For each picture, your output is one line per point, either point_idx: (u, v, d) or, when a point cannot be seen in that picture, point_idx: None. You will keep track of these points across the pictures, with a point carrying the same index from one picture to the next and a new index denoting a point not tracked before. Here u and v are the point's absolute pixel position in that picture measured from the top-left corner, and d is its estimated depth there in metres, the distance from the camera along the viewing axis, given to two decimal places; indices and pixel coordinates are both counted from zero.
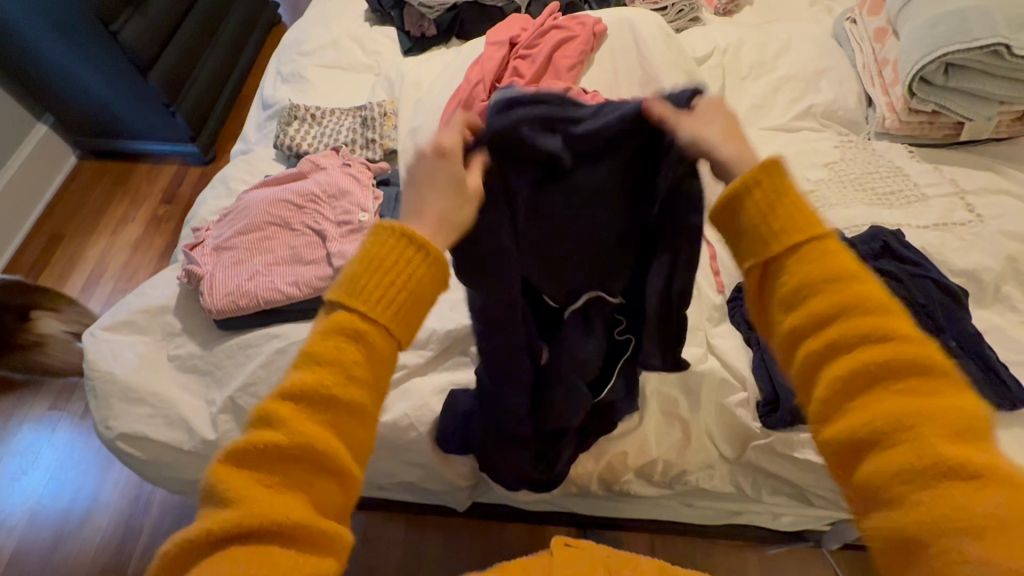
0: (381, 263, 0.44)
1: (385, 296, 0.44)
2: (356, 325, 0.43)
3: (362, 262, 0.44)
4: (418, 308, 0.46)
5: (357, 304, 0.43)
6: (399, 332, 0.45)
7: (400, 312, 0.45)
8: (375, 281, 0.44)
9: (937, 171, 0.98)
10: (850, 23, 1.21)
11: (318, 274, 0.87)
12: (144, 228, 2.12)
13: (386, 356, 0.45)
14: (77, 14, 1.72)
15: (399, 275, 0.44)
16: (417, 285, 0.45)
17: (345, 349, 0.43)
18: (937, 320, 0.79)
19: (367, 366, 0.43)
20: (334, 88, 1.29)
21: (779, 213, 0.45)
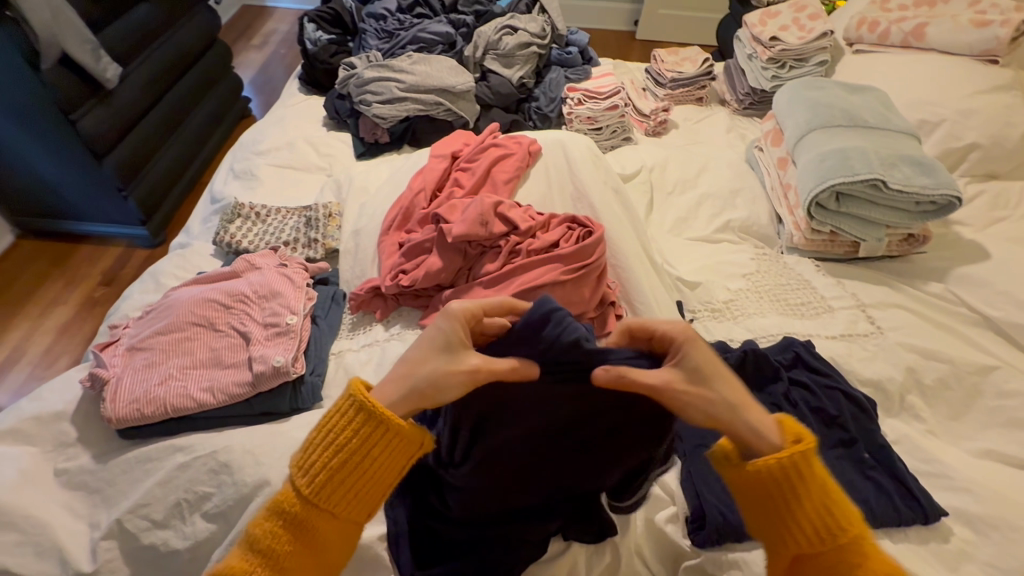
0: (351, 429, 0.56)
1: (359, 468, 0.56)
2: (319, 500, 0.56)
3: (341, 427, 0.57)
4: (374, 492, 0.58)
5: (309, 482, 0.56)
6: (357, 509, 0.58)
7: (362, 489, 0.57)
8: (328, 458, 0.56)
9: (840, 284, 1.08)
10: (759, 150, 1.37)
11: (234, 379, 0.83)
12: (73, 310, 2.01)
13: (352, 514, 0.58)
14: (38, 103, 1.77)
15: (368, 449, 0.56)
16: (376, 466, 0.57)
17: (287, 530, 0.55)
18: (849, 431, 0.82)
19: (326, 536, 0.56)
20: (284, 187, 1.33)
21: (817, 515, 0.54)
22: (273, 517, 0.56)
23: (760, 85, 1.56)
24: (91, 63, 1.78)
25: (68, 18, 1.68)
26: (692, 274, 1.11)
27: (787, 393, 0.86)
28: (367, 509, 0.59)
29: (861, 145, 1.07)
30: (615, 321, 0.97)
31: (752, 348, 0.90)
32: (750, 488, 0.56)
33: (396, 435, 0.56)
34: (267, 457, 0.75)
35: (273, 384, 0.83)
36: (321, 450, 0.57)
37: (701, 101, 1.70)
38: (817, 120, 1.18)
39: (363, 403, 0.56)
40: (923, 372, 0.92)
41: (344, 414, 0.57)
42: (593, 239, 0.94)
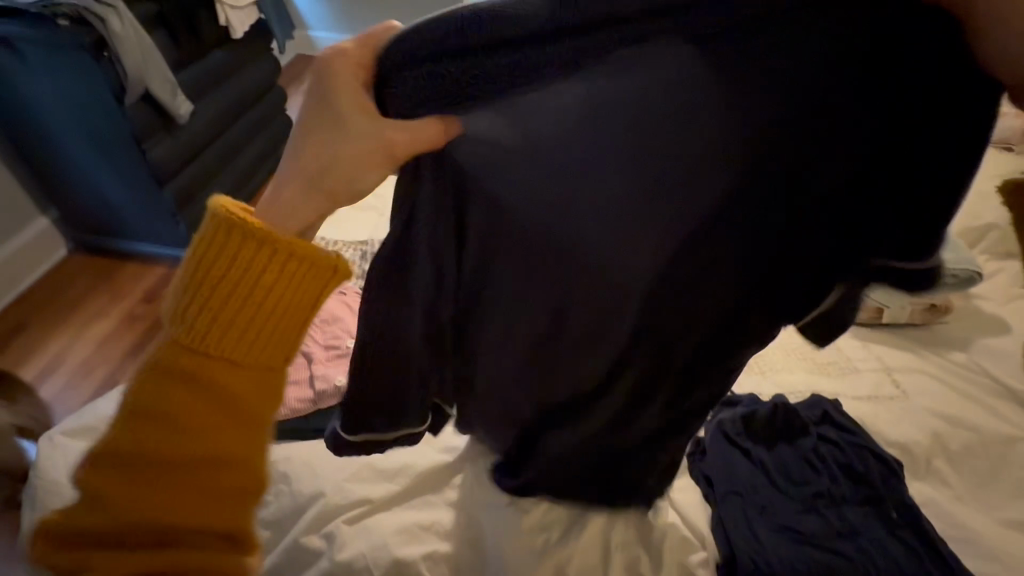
0: (225, 244, 0.45)
1: (255, 302, 0.45)
2: (208, 341, 0.45)
3: (215, 255, 0.45)
4: (284, 325, 0.47)
5: (192, 322, 0.44)
6: (267, 347, 0.46)
7: (264, 322, 0.46)
8: (214, 295, 0.44)
9: (866, 347, 1.12)
10: None
11: (297, 395, 0.90)
12: (115, 323, 2.11)
13: (251, 372, 0.46)
14: (116, 132, 1.94)
15: (253, 275, 0.45)
16: (285, 294, 0.46)
17: (185, 381, 0.44)
18: (876, 488, 0.85)
19: (234, 382, 0.46)
20: (340, 221, 1.44)
21: None
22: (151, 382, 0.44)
23: None
24: (168, 100, 1.95)
25: (156, 60, 1.87)
26: None
27: (816, 448, 0.90)
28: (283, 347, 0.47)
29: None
30: None
31: (783, 401, 0.93)
32: None
33: (289, 261, 0.46)
34: (323, 470, 0.81)
35: (333, 402, 0.90)
36: (198, 290, 0.45)
37: None
38: None
39: (231, 219, 0.44)
40: (949, 438, 0.95)
41: (220, 242, 0.45)
42: None
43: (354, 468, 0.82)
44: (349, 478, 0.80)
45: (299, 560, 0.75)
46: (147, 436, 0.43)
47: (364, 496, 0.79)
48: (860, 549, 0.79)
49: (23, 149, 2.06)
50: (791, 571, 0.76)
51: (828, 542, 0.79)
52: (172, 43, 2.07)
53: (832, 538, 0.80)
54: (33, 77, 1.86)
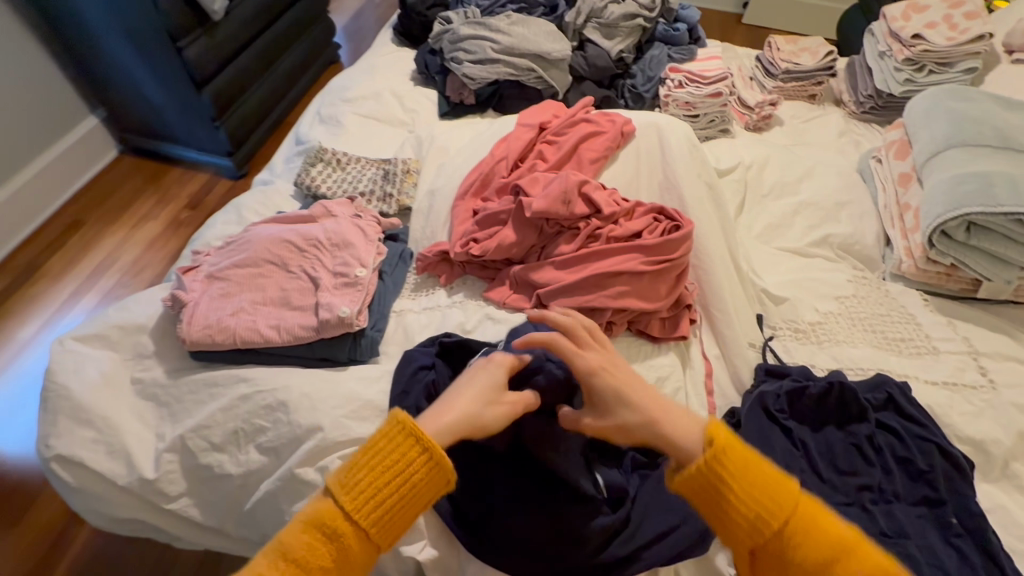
0: (384, 450, 0.57)
1: (386, 516, 0.56)
2: (356, 514, 0.55)
3: (376, 449, 0.57)
4: (403, 518, 0.58)
5: (347, 501, 0.55)
6: (389, 533, 0.57)
7: (396, 515, 0.57)
8: (373, 481, 0.56)
9: (951, 325, 0.96)
10: (876, 162, 1.22)
11: (301, 321, 0.84)
12: (161, 229, 2.15)
13: (365, 555, 0.56)
14: (149, 27, 1.85)
15: (404, 483, 0.56)
16: (419, 488, 0.57)
17: (326, 544, 0.54)
18: (937, 490, 0.74)
19: (354, 553, 0.55)
20: (366, 136, 1.34)
21: (751, 510, 0.54)
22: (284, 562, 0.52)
23: (888, 87, 1.39)
24: None
25: None
26: (780, 286, 1.02)
27: (871, 436, 0.78)
28: (394, 535, 0.58)
29: (996, 171, 0.94)
30: (688, 325, 0.91)
31: (839, 380, 0.82)
32: (697, 490, 0.56)
33: (432, 463, 0.57)
34: (321, 403, 0.77)
35: (337, 333, 0.84)
36: (336, 486, 0.56)
37: (814, 98, 1.55)
38: (958, 135, 1.03)
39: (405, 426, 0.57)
40: None
41: (392, 436, 0.57)
42: (681, 234, 0.88)
43: (354, 404, 0.77)
44: (348, 415, 0.76)
45: (293, 491, 0.73)
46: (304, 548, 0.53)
47: (362, 435, 0.75)
48: (909, 556, 0.68)
49: (65, 43, 2.02)
50: None
51: None
52: None
53: (873, 538, 0.71)
54: None
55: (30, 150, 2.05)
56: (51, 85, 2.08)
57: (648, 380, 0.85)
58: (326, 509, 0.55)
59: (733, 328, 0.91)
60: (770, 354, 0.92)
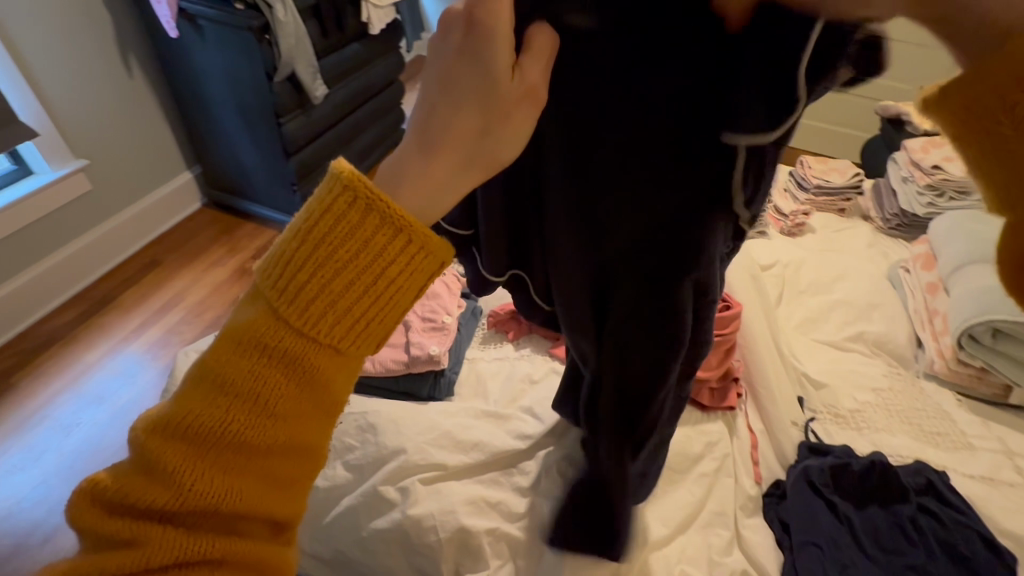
0: (331, 223, 0.36)
1: (350, 308, 0.37)
2: (289, 313, 0.36)
3: (316, 222, 0.36)
4: (375, 311, 0.37)
5: (280, 301, 0.36)
6: (353, 329, 0.37)
7: (356, 303, 0.37)
8: (315, 264, 0.36)
9: (985, 425, 1.02)
10: (905, 271, 1.33)
11: (394, 357, 0.97)
12: (228, 274, 2.31)
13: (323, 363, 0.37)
14: (259, 105, 2.16)
15: (371, 263, 0.36)
16: (386, 268, 0.37)
17: (254, 356, 0.37)
18: None
19: (302, 359, 0.37)
20: None
21: None
22: (201, 383, 0.37)
23: (912, 207, 1.55)
24: (308, 81, 2.18)
25: (305, 47, 2.11)
26: (819, 372, 1.10)
27: (914, 518, 0.83)
28: (366, 336, 0.38)
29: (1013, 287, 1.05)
30: (735, 397, 1.00)
31: (880, 460, 0.88)
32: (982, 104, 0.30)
33: (401, 235, 0.37)
34: (407, 429, 0.87)
35: (423, 369, 0.96)
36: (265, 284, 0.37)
37: (842, 212, 1.71)
38: (980, 253, 1.16)
39: (352, 186, 0.36)
40: None
41: (333, 203, 0.36)
42: (731, 313, 1.00)
43: (435, 433, 0.87)
44: (430, 442, 0.86)
45: (374, 507, 0.81)
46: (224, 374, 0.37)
47: (441, 461, 0.84)
48: None
49: (184, 112, 2.34)
50: None
51: None
52: (320, 31, 2.30)
53: None
54: (206, 51, 2.10)
55: (133, 195, 2.30)
56: (165, 143, 2.38)
57: (698, 443, 0.92)
58: (256, 313, 0.37)
59: (776, 405, 0.99)
60: (811, 433, 0.98)
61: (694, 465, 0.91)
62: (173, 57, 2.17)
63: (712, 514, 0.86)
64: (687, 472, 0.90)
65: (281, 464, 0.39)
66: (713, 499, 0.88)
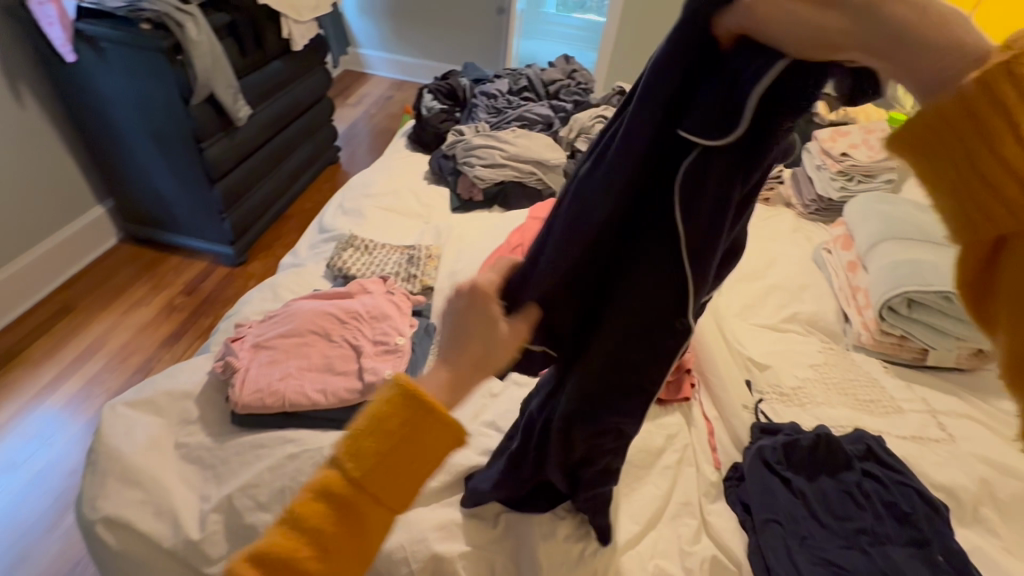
0: (391, 420, 0.48)
1: (391, 479, 0.48)
2: (363, 483, 0.48)
3: (379, 414, 0.48)
4: (413, 481, 0.50)
5: (354, 471, 0.48)
6: (399, 494, 0.49)
7: (400, 475, 0.49)
8: (375, 447, 0.48)
9: (910, 388, 1.11)
10: (827, 252, 1.44)
11: (347, 385, 0.92)
12: (155, 313, 2.14)
13: (381, 520, 0.49)
14: (176, 130, 2.02)
15: (415, 451, 0.49)
16: (423, 450, 0.49)
17: (331, 513, 0.48)
18: (922, 530, 0.83)
19: (366, 519, 0.49)
20: (386, 226, 1.49)
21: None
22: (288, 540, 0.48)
23: (828, 192, 1.67)
24: (229, 104, 2.09)
25: (223, 68, 2.01)
26: (762, 355, 1.16)
27: (859, 483, 0.89)
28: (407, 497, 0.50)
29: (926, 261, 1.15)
30: (689, 388, 1.03)
31: (825, 432, 0.93)
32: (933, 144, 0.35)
33: (436, 426, 0.49)
34: None
35: None
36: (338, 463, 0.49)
37: (767, 201, 1.82)
38: (889, 231, 1.27)
39: (408, 393, 0.48)
40: (997, 486, 0.92)
41: (393, 402, 0.48)
42: None
43: None
44: None
45: None
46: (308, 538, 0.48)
47: None
48: None
49: (89, 141, 2.15)
50: None
51: None
52: (238, 49, 2.19)
53: None
54: (111, 75, 1.94)
55: (35, 235, 2.08)
56: (69, 176, 2.18)
57: (659, 437, 0.95)
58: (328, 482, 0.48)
59: (728, 391, 1.04)
60: (761, 414, 1.03)
61: (658, 458, 0.93)
62: (72, 82, 1.99)
63: (680, 505, 0.88)
64: (652, 467, 0.92)
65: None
66: (679, 490, 0.90)
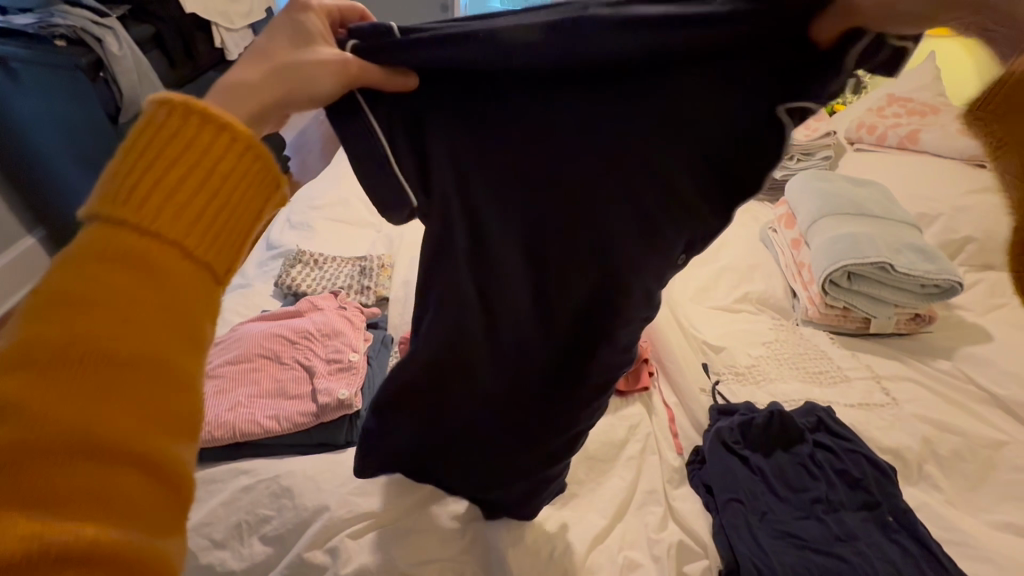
0: (164, 139, 0.37)
1: (203, 212, 0.38)
2: (121, 223, 0.35)
3: (137, 140, 0.37)
4: (238, 227, 0.40)
5: (121, 210, 0.35)
6: (218, 243, 0.39)
7: (226, 219, 0.39)
8: (160, 172, 0.37)
9: (855, 357, 1.16)
10: (773, 231, 1.48)
11: (300, 409, 0.89)
12: None
13: (192, 275, 0.37)
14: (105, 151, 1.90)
15: (209, 166, 0.39)
16: (242, 189, 0.41)
17: (114, 274, 0.34)
18: (872, 494, 0.87)
19: (172, 278, 0.36)
20: (336, 238, 1.45)
21: None
22: (37, 311, 0.33)
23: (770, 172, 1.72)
24: None
25: (151, 82, 1.91)
26: (717, 337, 1.19)
27: (812, 454, 0.92)
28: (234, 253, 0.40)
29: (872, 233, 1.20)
30: (648, 377, 1.04)
31: (779, 409, 0.97)
32: None
33: (247, 154, 0.41)
34: (327, 484, 0.81)
35: (336, 416, 0.90)
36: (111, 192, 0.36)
37: None
38: (828, 207, 1.32)
39: (179, 105, 0.38)
40: (938, 443, 0.98)
41: (168, 125, 0.38)
42: None
43: (356, 481, 0.82)
44: (354, 492, 0.80)
45: None
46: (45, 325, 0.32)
47: (367, 509, 0.79)
48: (860, 553, 0.80)
49: (10, 169, 2.01)
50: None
51: (828, 547, 0.81)
52: (167, 63, 2.08)
53: (831, 543, 0.81)
54: (26, 97, 1.82)
55: None
56: None
57: (621, 428, 0.96)
58: (93, 235, 0.35)
59: (685, 376, 1.06)
60: (718, 396, 1.06)
61: (622, 450, 0.94)
62: None
63: (646, 494, 0.90)
64: (616, 459, 0.93)
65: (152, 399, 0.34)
66: (644, 479, 0.92)
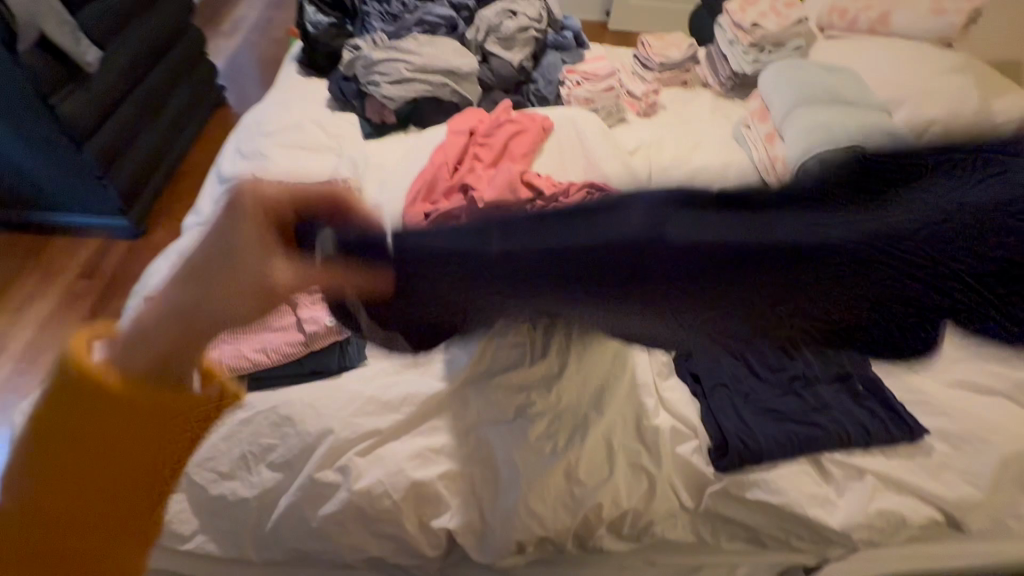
0: (78, 417, 0.41)
1: (129, 456, 0.44)
2: (67, 463, 0.42)
3: (61, 411, 0.41)
4: (174, 448, 0.46)
5: (60, 455, 0.42)
6: (157, 458, 0.45)
7: (157, 442, 0.45)
8: (86, 437, 0.42)
9: None
10: (746, 128, 1.47)
11: (288, 339, 0.88)
12: (55, 304, 1.89)
13: (136, 488, 0.45)
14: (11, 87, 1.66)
15: (130, 431, 0.43)
16: (168, 429, 0.45)
17: (66, 493, 0.43)
18: (845, 367, 0.93)
19: (117, 497, 0.44)
20: (295, 165, 1.35)
21: None
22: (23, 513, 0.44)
23: (741, 67, 1.67)
24: (70, 46, 1.71)
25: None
26: None
27: None
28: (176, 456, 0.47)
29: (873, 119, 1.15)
30: None
31: None
32: None
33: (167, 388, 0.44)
34: (328, 409, 0.81)
35: (326, 342, 0.89)
36: (22, 469, 0.43)
37: (686, 84, 1.81)
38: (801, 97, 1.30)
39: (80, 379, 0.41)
40: None
41: (79, 404, 0.41)
42: None
43: (358, 404, 0.82)
44: (355, 414, 0.81)
45: (314, 495, 0.76)
46: (33, 503, 0.43)
47: (374, 428, 0.81)
48: (833, 418, 0.88)
49: None
50: (772, 444, 0.84)
51: (805, 417, 0.88)
52: None
53: (809, 413, 0.89)
54: None
55: None
56: None
57: None
58: (41, 480, 0.43)
59: None
60: None
61: None
62: None
63: None
64: None
65: (119, 543, 0.46)
66: None
